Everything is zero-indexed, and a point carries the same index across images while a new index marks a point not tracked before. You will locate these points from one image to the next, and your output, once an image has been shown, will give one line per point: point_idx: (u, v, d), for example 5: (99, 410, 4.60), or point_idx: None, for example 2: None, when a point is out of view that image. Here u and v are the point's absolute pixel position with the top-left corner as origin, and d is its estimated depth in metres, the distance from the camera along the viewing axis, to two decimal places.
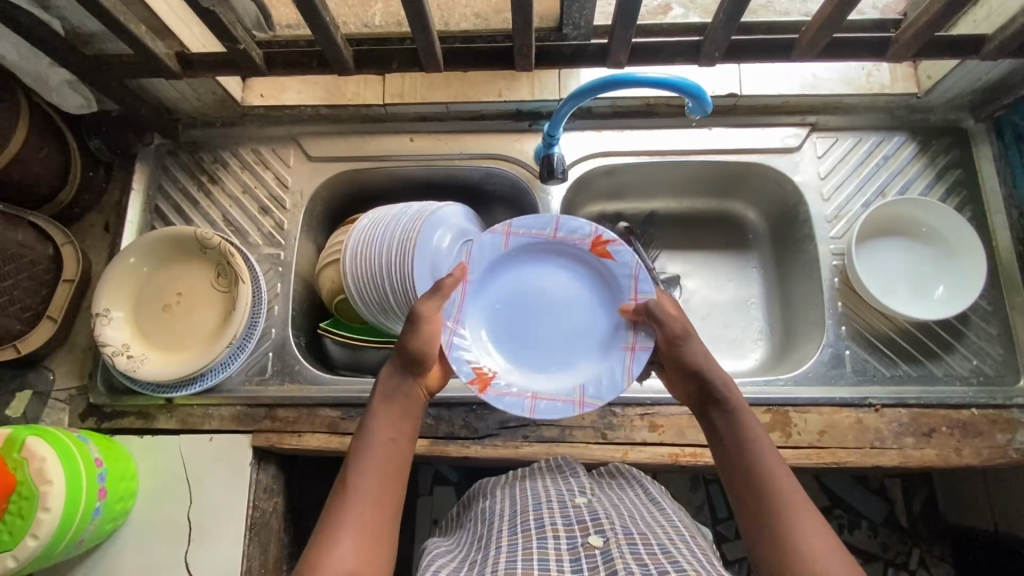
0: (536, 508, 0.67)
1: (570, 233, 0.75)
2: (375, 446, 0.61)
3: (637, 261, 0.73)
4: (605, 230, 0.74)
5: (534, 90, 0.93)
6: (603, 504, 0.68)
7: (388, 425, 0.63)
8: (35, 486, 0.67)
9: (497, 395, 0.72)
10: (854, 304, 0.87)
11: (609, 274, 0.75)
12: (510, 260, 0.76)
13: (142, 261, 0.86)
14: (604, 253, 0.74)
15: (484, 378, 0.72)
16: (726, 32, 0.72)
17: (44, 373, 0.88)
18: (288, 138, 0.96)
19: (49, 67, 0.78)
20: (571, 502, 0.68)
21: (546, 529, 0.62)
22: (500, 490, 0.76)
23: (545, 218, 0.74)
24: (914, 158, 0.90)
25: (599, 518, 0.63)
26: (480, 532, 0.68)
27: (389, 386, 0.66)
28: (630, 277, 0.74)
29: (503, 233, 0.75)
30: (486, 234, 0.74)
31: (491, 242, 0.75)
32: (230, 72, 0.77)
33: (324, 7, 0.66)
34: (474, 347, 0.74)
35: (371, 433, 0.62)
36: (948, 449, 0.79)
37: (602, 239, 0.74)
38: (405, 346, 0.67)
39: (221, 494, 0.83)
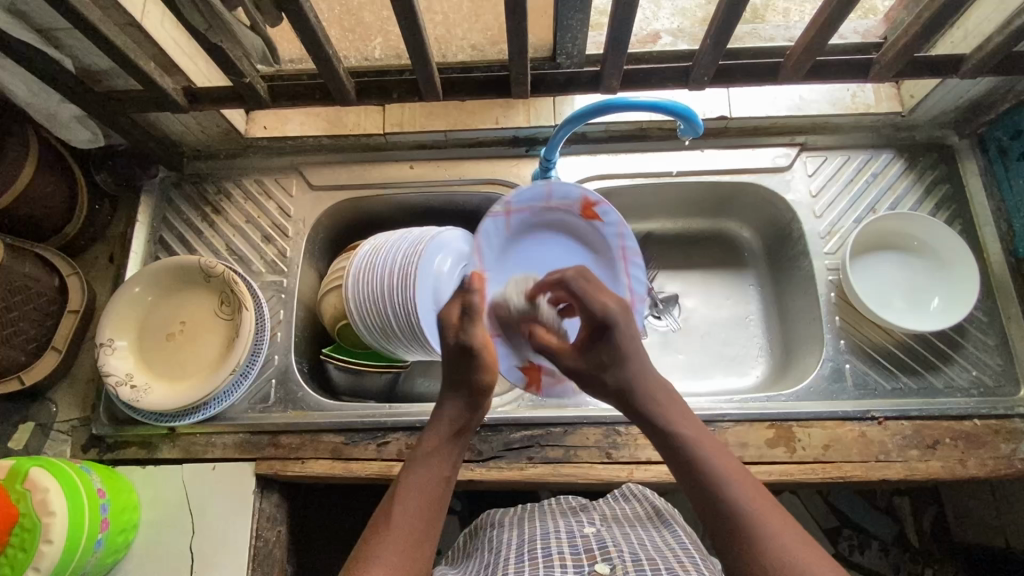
0: (544, 538, 0.69)
1: (561, 199, 0.84)
2: (428, 480, 0.62)
3: (620, 220, 0.85)
4: (593, 193, 0.83)
5: (530, 117, 0.95)
6: (612, 533, 0.69)
7: (448, 461, 0.64)
8: (38, 518, 0.67)
9: (549, 387, 0.83)
10: (852, 318, 0.88)
11: (597, 233, 0.87)
12: (510, 238, 0.86)
13: (147, 290, 0.87)
14: (592, 215, 0.85)
15: (533, 374, 0.81)
16: (713, 57, 0.74)
17: (46, 405, 0.88)
18: (291, 168, 0.98)
19: (59, 104, 0.80)
20: (580, 532, 0.70)
21: (554, 558, 0.63)
22: (509, 521, 0.77)
23: (539, 191, 0.83)
24: (902, 175, 0.92)
25: (607, 547, 0.64)
26: (489, 561, 0.69)
27: (455, 420, 0.66)
28: (615, 234, 0.86)
29: (503, 215, 0.83)
30: (489, 219, 0.83)
31: (494, 226, 0.83)
32: (235, 105, 0.80)
33: (327, 42, 0.69)
34: (517, 345, 0.80)
35: (428, 466, 0.63)
36: (953, 460, 0.79)
37: (590, 202, 0.84)
38: (475, 382, 0.67)
39: (224, 524, 0.82)
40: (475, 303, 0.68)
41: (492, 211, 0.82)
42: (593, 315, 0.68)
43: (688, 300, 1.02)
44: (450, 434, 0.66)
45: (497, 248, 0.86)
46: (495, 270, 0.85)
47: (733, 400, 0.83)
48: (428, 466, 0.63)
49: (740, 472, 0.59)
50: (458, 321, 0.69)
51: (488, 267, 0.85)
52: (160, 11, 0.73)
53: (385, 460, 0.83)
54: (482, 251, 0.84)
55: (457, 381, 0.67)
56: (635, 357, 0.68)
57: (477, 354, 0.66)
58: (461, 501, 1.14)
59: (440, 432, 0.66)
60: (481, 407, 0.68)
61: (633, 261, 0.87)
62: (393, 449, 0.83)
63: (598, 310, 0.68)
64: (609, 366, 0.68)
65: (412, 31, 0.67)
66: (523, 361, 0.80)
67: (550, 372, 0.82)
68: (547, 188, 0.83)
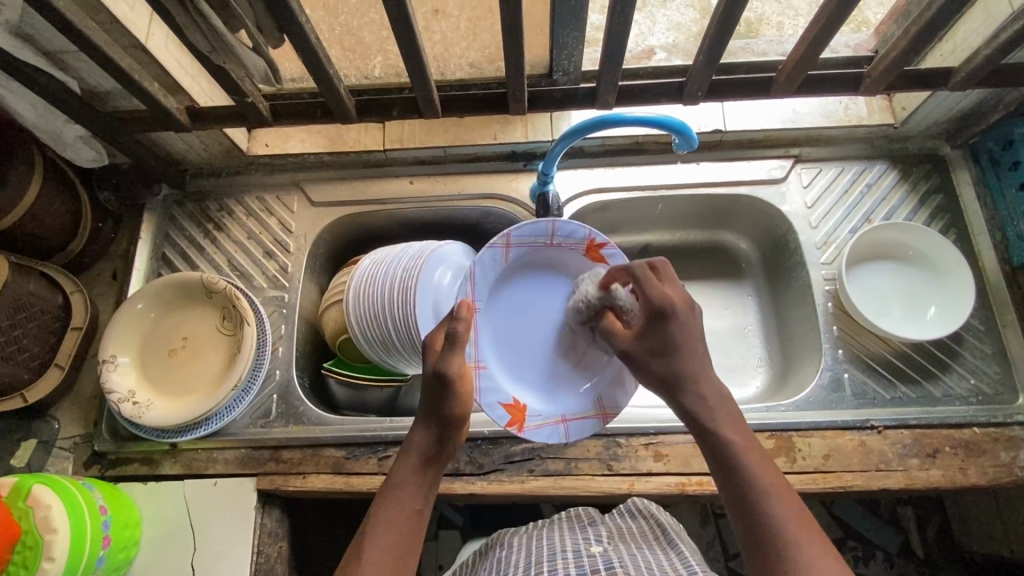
0: (552, 559, 0.69)
1: (565, 237, 0.83)
2: (400, 514, 0.62)
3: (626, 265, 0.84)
4: (598, 235, 0.83)
5: (527, 132, 0.96)
6: (619, 553, 0.69)
7: (420, 493, 0.64)
8: (40, 535, 0.67)
9: (534, 429, 0.81)
10: (849, 328, 0.88)
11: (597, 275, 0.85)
12: (508, 272, 0.83)
13: (149, 307, 0.88)
14: (595, 257, 0.85)
15: (517, 415, 0.81)
16: (707, 73, 0.76)
17: (49, 422, 0.88)
18: (292, 185, 1.00)
19: (65, 124, 0.81)
20: (587, 552, 0.70)
21: None
22: (517, 540, 0.78)
23: (542, 227, 0.81)
24: (896, 185, 0.94)
25: (614, 568, 0.64)
26: None
27: (425, 450, 0.66)
28: None
29: (503, 246, 0.81)
30: (487, 250, 0.80)
31: (492, 258, 0.81)
32: (237, 124, 0.81)
33: (328, 62, 0.70)
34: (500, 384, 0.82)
35: (399, 500, 0.63)
36: (953, 469, 0.79)
37: (595, 243, 0.84)
38: (446, 412, 0.67)
39: (225, 540, 0.82)
40: (461, 332, 0.66)
41: (492, 241, 0.80)
42: (650, 301, 0.67)
43: None
44: (421, 464, 0.65)
45: (494, 280, 0.83)
46: (488, 305, 0.83)
47: None
48: (398, 501, 0.63)
49: (781, 484, 0.58)
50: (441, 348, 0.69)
51: (479, 296, 0.82)
52: (164, 33, 0.75)
53: (387, 474, 0.83)
54: (476, 280, 0.81)
55: (429, 412, 0.67)
56: (690, 343, 0.66)
57: (452, 384, 0.66)
58: (463, 515, 1.14)
59: (411, 464, 0.65)
60: (454, 436, 0.68)
61: None
62: (395, 463, 0.84)
63: (659, 297, 0.67)
64: (660, 351, 0.67)
65: (412, 50, 0.69)
66: (506, 398, 0.81)
67: (534, 415, 0.82)
68: (552, 225, 0.81)
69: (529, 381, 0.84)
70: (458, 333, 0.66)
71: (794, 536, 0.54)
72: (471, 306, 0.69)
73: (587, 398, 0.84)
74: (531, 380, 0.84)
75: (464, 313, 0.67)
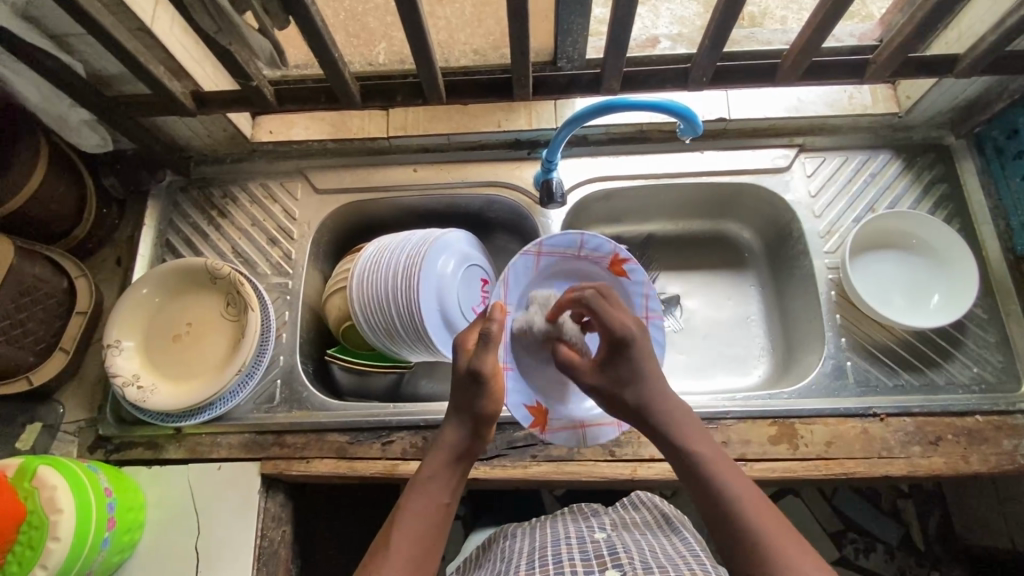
0: (555, 545, 0.70)
1: (593, 250, 0.83)
2: (427, 506, 0.62)
3: (648, 281, 0.84)
4: (624, 250, 0.83)
5: (531, 119, 0.96)
6: (622, 538, 0.70)
7: (448, 488, 0.64)
8: (46, 515, 0.68)
9: (555, 431, 0.81)
10: (852, 316, 0.88)
11: (622, 290, 0.85)
12: (539, 279, 0.84)
13: (154, 292, 0.88)
14: (620, 271, 0.84)
15: (540, 416, 0.81)
16: (711, 58, 0.75)
17: (53, 406, 0.89)
18: (295, 172, 1.00)
19: (70, 107, 0.82)
20: (591, 537, 0.71)
21: (564, 564, 0.64)
22: (521, 530, 0.79)
23: (572, 237, 0.82)
24: (900, 175, 0.93)
25: (618, 553, 0.65)
26: (501, 566, 0.71)
27: (455, 445, 0.67)
28: (641, 295, 0.84)
29: (535, 254, 0.82)
30: (520, 256, 0.81)
31: (524, 263, 0.82)
32: (242, 109, 0.81)
33: (333, 46, 0.70)
34: (525, 385, 0.81)
35: (428, 493, 0.63)
36: (956, 456, 0.79)
37: (619, 257, 0.83)
38: (478, 410, 0.67)
39: (229, 523, 0.82)
40: (494, 332, 0.66)
41: (524, 248, 0.81)
42: (610, 332, 0.66)
43: (690, 301, 1.03)
44: (450, 460, 0.66)
45: (525, 287, 0.83)
46: (518, 312, 0.83)
47: (734, 397, 0.84)
48: (427, 493, 0.63)
49: (754, 493, 0.58)
50: (474, 348, 0.69)
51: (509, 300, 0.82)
52: (170, 16, 0.75)
53: (391, 458, 0.83)
54: (509, 283, 0.81)
55: (460, 407, 0.68)
56: (654, 372, 0.67)
57: (486, 382, 0.66)
58: (465, 505, 1.14)
59: (441, 459, 0.66)
60: (483, 434, 0.68)
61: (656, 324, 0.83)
62: (398, 448, 0.84)
63: (618, 328, 0.66)
64: (628, 382, 0.66)
65: (418, 34, 0.69)
66: (529, 400, 0.81)
67: (558, 417, 0.82)
68: (580, 238, 0.82)
69: (554, 384, 0.83)
70: (490, 332, 0.67)
71: (772, 544, 0.53)
72: (503, 309, 0.70)
73: None
74: (555, 385, 0.83)
75: (495, 314, 0.68)
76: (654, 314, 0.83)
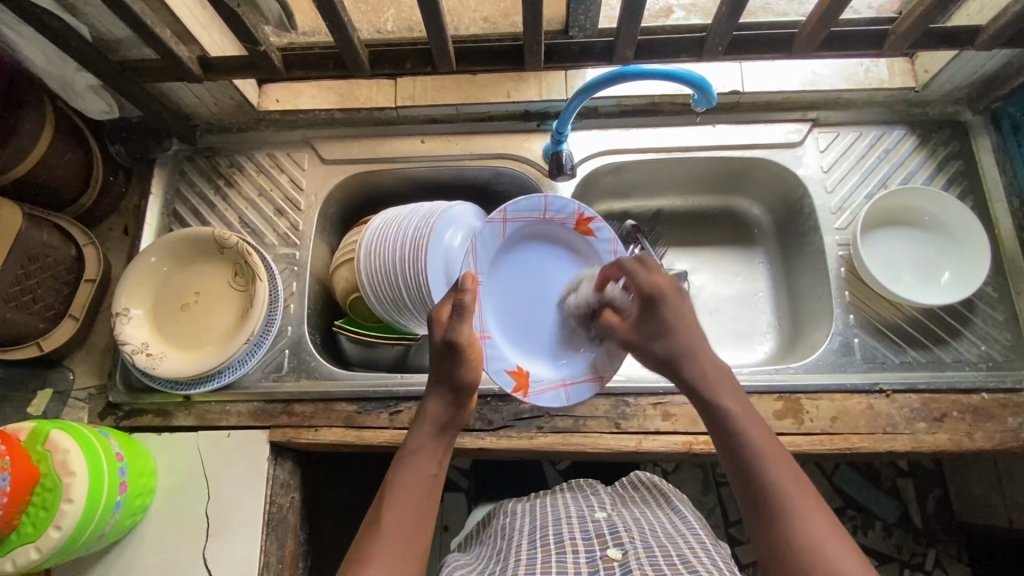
0: (557, 523, 0.70)
1: (557, 212, 0.81)
2: (416, 477, 0.62)
3: (614, 238, 0.84)
4: (587, 209, 0.82)
5: (541, 90, 0.95)
6: (622, 518, 0.71)
7: (435, 459, 0.64)
8: (59, 478, 0.68)
9: (538, 394, 0.79)
10: (861, 293, 0.88)
11: (589, 249, 0.85)
12: (510, 245, 0.81)
13: (162, 261, 0.88)
14: (587, 230, 0.84)
15: (522, 379, 0.79)
16: (728, 27, 0.74)
17: (63, 372, 0.89)
18: (302, 142, 0.99)
19: (75, 72, 0.80)
20: (591, 517, 0.71)
21: (565, 543, 0.65)
22: (520, 507, 0.80)
23: (536, 200, 0.79)
24: (915, 151, 0.92)
25: (618, 533, 0.65)
26: (500, 545, 0.71)
27: (438, 417, 0.66)
28: (607, 251, 0.85)
29: (501, 220, 0.78)
30: (486, 225, 0.77)
31: (491, 232, 0.78)
32: (249, 75, 0.80)
33: (342, 8, 0.69)
34: (506, 351, 0.79)
35: (416, 465, 0.63)
36: (960, 433, 0.80)
37: (584, 217, 0.82)
38: (457, 378, 0.67)
39: (239, 489, 0.83)
40: (468, 302, 0.67)
41: (491, 215, 0.77)
42: (643, 289, 0.69)
43: (697, 277, 1.03)
44: (434, 431, 0.66)
45: (495, 253, 0.80)
46: (489, 279, 0.80)
47: (740, 372, 0.84)
48: (415, 466, 0.63)
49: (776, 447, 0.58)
50: (448, 320, 0.69)
51: (481, 271, 0.79)
52: None
53: (398, 428, 0.84)
54: (477, 254, 0.78)
55: (441, 377, 0.68)
56: (684, 326, 0.67)
57: (462, 350, 0.66)
58: (469, 478, 1.16)
59: (425, 431, 0.66)
60: (465, 403, 0.68)
61: None
62: (405, 418, 0.85)
63: (649, 284, 0.69)
64: (658, 334, 0.68)
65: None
66: (510, 364, 0.79)
67: (540, 379, 0.80)
68: (544, 200, 0.79)
69: (533, 349, 0.82)
70: (465, 302, 0.67)
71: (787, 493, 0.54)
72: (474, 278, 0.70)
73: (583, 362, 0.82)
74: (535, 348, 0.82)
75: (467, 283, 0.68)
76: None
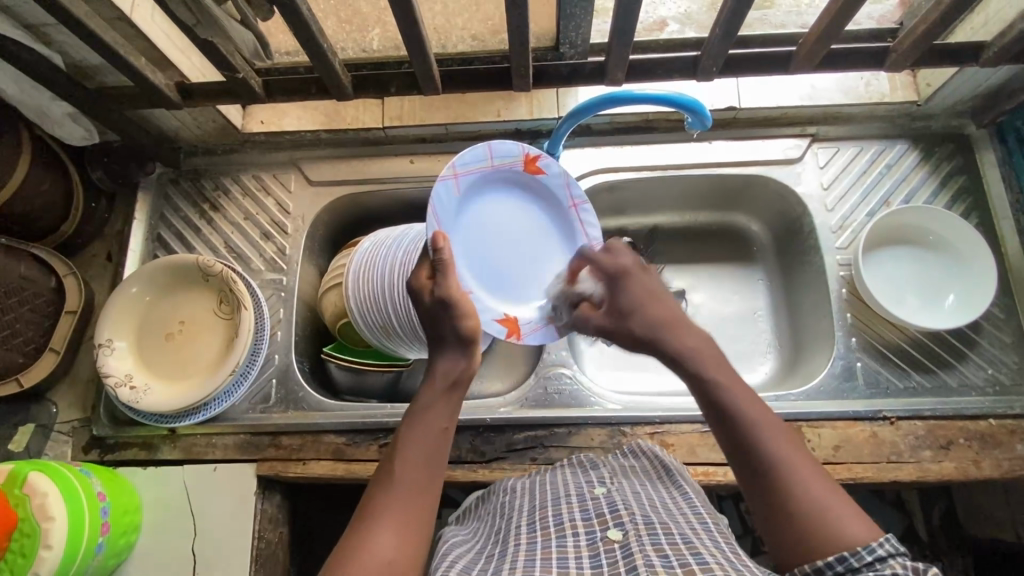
0: (556, 505, 0.60)
1: (503, 158, 0.71)
2: (426, 439, 0.55)
3: (564, 170, 0.75)
4: (533, 147, 0.72)
5: (532, 109, 0.92)
6: (624, 492, 0.61)
7: (446, 415, 0.57)
8: (37, 523, 0.67)
9: (532, 334, 0.72)
10: (863, 315, 0.85)
11: (543, 187, 0.75)
12: (467, 202, 0.69)
13: (144, 290, 0.86)
14: (536, 170, 0.73)
15: (512, 323, 0.71)
16: (723, 47, 0.71)
17: (47, 406, 0.87)
18: (289, 164, 0.96)
19: (50, 100, 0.78)
20: (590, 493, 0.61)
21: (564, 525, 0.55)
22: (521, 484, 0.70)
23: (479, 150, 0.68)
24: (917, 166, 0.90)
25: (619, 509, 0.56)
26: (499, 526, 0.62)
27: (449, 372, 0.58)
28: (562, 185, 0.75)
29: (452, 177, 0.66)
30: (438, 185, 0.64)
31: (445, 191, 0.65)
32: (229, 101, 0.78)
33: (321, 35, 0.66)
34: (489, 299, 0.71)
35: (424, 425, 0.56)
36: (967, 461, 0.77)
37: (532, 157, 0.72)
38: (463, 330, 0.60)
39: (226, 522, 0.81)
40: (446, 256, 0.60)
41: (439, 174, 0.64)
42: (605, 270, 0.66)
43: (695, 295, 1.00)
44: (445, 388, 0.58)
45: (454, 214, 0.67)
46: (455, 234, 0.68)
47: None
48: (423, 424, 0.56)
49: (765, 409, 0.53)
50: (428, 275, 0.62)
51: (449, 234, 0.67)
52: (149, 5, 0.71)
53: None
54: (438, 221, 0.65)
55: (445, 332, 0.60)
56: (658, 298, 0.62)
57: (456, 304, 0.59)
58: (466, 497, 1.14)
59: (434, 389, 0.58)
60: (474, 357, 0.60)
61: (584, 209, 0.76)
62: None
63: (614, 262, 0.66)
64: (633, 308, 0.61)
65: (410, 23, 0.65)
66: (497, 312, 0.71)
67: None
68: (487, 146, 0.69)
69: (505, 288, 0.73)
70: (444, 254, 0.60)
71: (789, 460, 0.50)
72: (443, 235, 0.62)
73: None
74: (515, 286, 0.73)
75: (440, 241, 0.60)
76: (581, 203, 0.76)
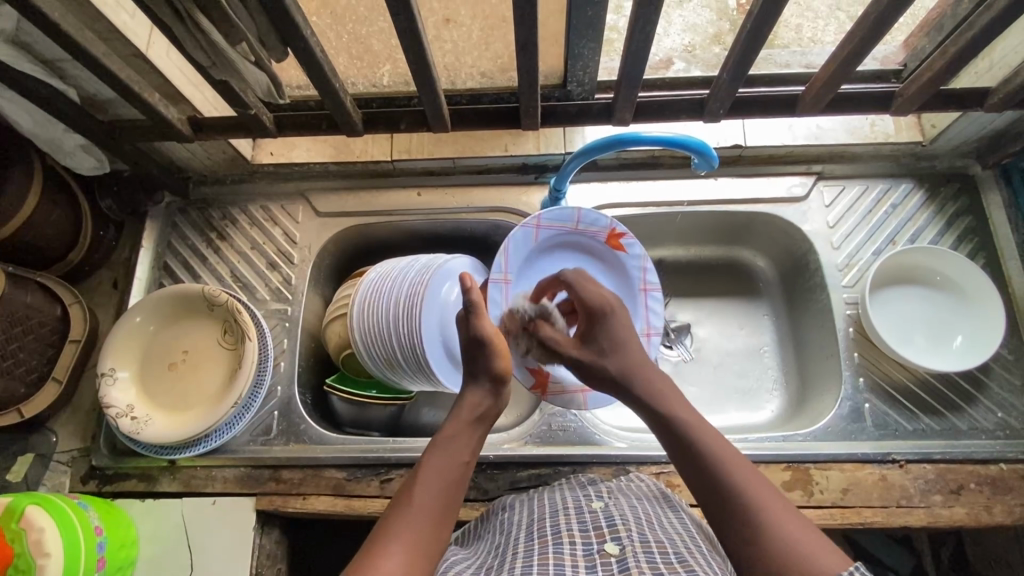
0: (555, 515, 0.58)
1: (589, 225, 0.85)
2: (448, 465, 0.58)
3: (644, 255, 0.87)
4: (620, 225, 0.85)
5: (540, 144, 0.94)
6: (621, 505, 0.59)
7: (469, 447, 0.60)
8: (33, 560, 0.65)
9: (557, 393, 0.84)
10: (873, 356, 0.85)
11: (621, 266, 0.88)
12: (542, 250, 0.87)
13: (148, 319, 0.86)
14: (617, 246, 0.87)
15: (541, 379, 0.84)
16: (730, 90, 0.72)
17: (46, 435, 0.86)
18: (296, 194, 0.97)
19: (64, 132, 0.79)
20: (587, 506, 0.59)
21: (562, 534, 0.54)
22: (519, 499, 0.67)
23: (570, 212, 0.84)
24: (923, 206, 0.90)
25: (616, 523, 0.54)
26: (498, 540, 0.59)
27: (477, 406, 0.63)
28: (639, 268, 0.87)
29: (534, 228, 0.84)
30: (519, 229, 0.83)
31: (524, 236, 0.84)
32: (241, 135, 0.79)
33: (334, 75, 0.68)
34: None
35: (450, 452, 0.59)
36: (979, 507, 0.76)
37: (615, 233, 0.86)
38: (492, 370, 0.65)
39: (223, 557, 0.80)
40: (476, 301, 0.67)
41: (524, 221, 0.83)
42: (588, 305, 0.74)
43: (701, 329, 0.99)
44: (473, 420, 0.62)
45: (523, 258, 0.86)
46: (518, 279, 0.86)
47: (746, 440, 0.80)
48: (449, 450, 0.59)
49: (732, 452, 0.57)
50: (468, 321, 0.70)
51: (511, 272, 0.85)
52: (165, 42, 0.73)
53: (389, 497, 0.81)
54: (508, 255, 0.84)
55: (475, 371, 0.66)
56: (629, 344, 0.72)
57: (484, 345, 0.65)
58: None
59: (462, 420, 0.62)
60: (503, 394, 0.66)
61: (653, 296, 0.87)
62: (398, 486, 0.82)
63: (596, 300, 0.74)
64: (607, 350, 0.71)
65: (421, 65, 0.66)
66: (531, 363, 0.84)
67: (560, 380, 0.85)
68: (578, 213, 0.84)
69: None
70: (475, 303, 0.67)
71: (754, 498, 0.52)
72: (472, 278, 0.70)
73: None
74: None
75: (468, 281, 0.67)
76: (651, 287, 0.87)
